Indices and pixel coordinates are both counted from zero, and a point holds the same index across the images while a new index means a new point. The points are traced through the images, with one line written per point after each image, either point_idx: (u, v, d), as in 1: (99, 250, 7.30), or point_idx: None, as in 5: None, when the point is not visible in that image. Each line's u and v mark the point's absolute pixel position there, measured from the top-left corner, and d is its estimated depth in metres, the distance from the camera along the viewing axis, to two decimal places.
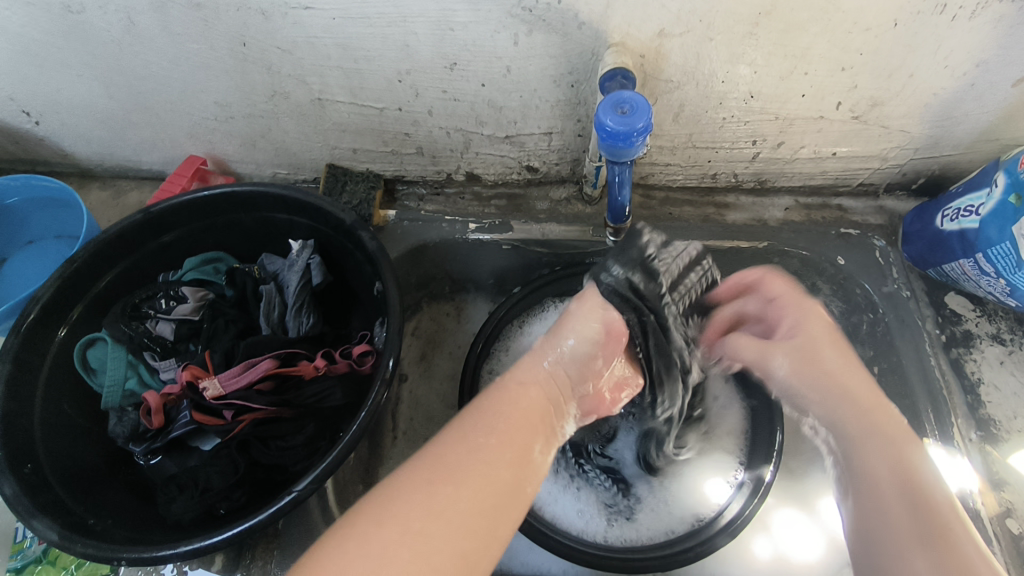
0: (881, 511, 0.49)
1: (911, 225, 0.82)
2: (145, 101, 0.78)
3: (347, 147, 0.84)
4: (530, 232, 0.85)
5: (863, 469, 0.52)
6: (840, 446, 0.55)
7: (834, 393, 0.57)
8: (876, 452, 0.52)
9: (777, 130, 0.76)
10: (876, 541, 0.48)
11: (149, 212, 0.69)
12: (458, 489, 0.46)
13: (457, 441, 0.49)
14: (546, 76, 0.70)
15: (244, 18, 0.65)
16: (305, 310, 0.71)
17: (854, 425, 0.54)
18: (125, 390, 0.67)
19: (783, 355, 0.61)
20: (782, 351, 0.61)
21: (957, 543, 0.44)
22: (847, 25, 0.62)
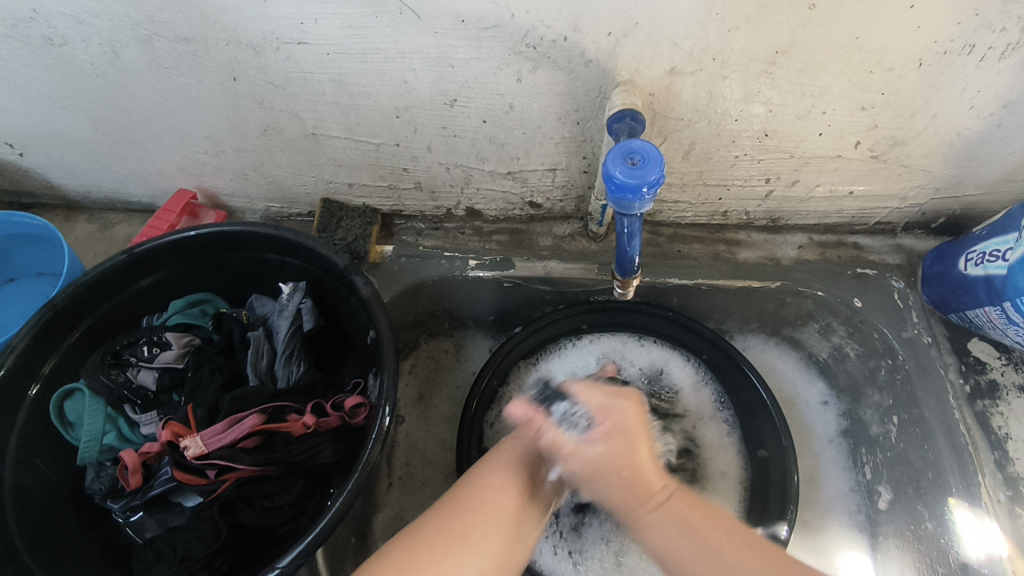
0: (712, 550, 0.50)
1: (931, 265, 0.78)
2: (132, 135, 0.75)
3: (342, 181, 0.81)
4: (533, 269, 0.82)
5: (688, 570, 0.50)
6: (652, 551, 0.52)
7: (676, 524, 0.52)
8: (688, 542, 0.51)
9: (792, 168, 0.73)
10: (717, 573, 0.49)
11: (134, 253, 0.66)
12: (469, 559, 0.51)
13: (472, 492, 0.57)
14: (551, 113, 0.67)
15: (234, 52, 0.62)
16: (295, 358, 0.67)
17: (673, 523, 0.52)
18: (103, 445, 0.63)
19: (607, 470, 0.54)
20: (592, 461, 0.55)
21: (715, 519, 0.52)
22: (869, 65, 0.59)
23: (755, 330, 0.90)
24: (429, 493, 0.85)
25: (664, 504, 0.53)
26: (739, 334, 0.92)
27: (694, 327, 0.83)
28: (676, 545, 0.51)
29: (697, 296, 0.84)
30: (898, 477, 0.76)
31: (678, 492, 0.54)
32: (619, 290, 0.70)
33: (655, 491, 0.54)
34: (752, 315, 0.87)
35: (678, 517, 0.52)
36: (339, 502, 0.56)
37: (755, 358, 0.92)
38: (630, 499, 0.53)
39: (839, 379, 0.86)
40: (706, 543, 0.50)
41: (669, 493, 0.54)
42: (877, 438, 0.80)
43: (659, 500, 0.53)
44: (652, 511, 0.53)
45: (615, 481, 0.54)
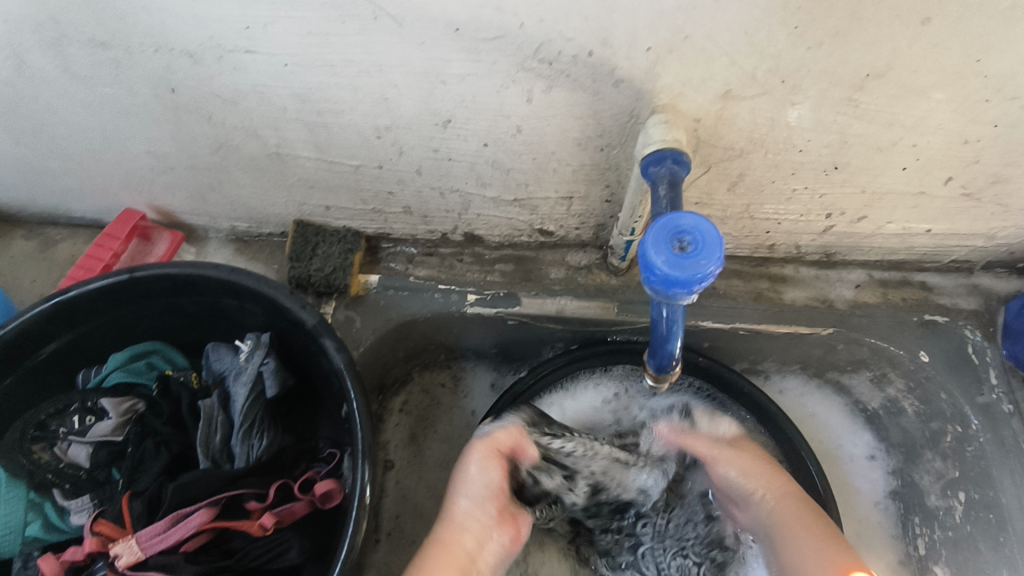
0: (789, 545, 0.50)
1: (1018, 317, 0.66)
2: (61, 148, 0.62)
3: (318, 203, 0.68)
4: (541, 308, 0.70)
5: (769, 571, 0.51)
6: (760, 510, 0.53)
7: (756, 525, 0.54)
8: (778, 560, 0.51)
9: (861, 204, 0.60)
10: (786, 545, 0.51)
11: (58, 303, 0.55)
12: None
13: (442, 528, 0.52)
14: (568, 138, 0.53)
15: (167, 61, 0.49)
16: (256, 431, 0.56)
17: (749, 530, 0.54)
18: (25, 537, 0.53)
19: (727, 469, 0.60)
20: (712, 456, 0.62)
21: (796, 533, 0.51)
22: (986, 93, 0.45)
23: (795, 371, 0.77)
24: (420, 552, 0.76)
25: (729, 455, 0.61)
26: (776, 374, 0.79)
27: (725, 376, 0.72)
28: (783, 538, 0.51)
29: (732, 340, 0.72)
30: (962, 563, 0.67)
31: (789, 492, 0.55)
32: (652, 391, 0.60)
33: (775, 494, 0.55)
34: (794, 357, 0.74)
35: (789, 520, 0.52)
36: None
37: (792, 401, 0.79)
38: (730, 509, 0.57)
39: (891, 434, 0.75)
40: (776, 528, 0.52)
41: (783, 490, 0.55)
42: (936, 511, 0.69)
43: (767, 496, 0.55)
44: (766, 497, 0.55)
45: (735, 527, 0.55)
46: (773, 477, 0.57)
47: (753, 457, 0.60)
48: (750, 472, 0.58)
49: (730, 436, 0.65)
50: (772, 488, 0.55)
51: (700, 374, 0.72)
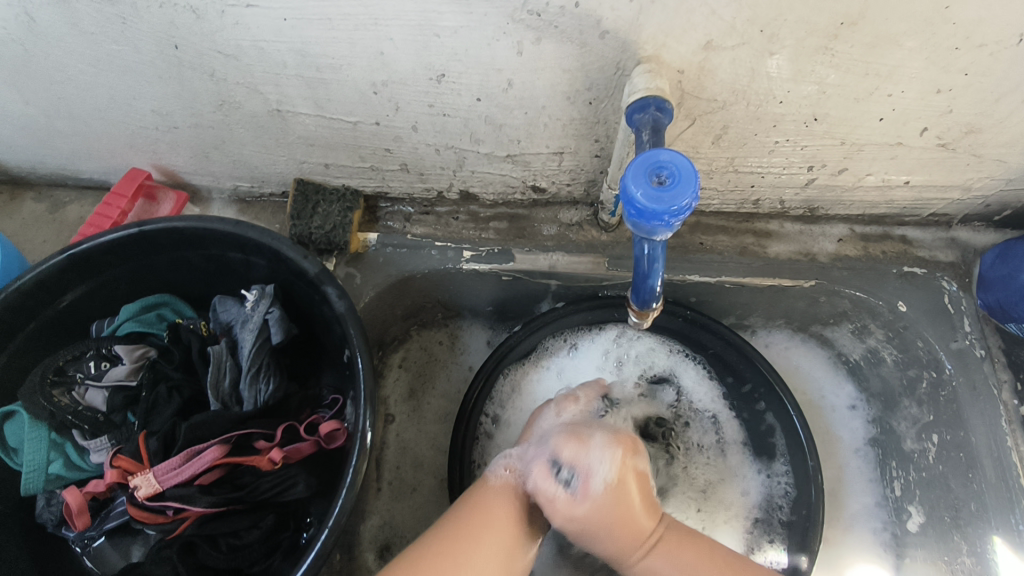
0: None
1: (992, 267, 0.68)
2: (68, 108, 0.64)
3: (317, 162, 0.70)
4: (535, 263, 0.72)
5: None
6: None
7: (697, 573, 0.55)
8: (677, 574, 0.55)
9: (841, 156, 0.62)
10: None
11: (72, 254, 0.57)
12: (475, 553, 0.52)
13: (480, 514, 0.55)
14: (557, 92, 0.56)
15: (170, 16, 0.51)
16: (264, 375, 0.59)
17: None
18: (50, 474, 0.56)
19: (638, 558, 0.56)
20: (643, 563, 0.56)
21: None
22: (956, 40, 0.47)
23: (780, 325, 0.80)
24: (421, 499, 0.80)
25: (662, 538, 0.57)
26: (762, 329, 0.82)
27: (714, 329, 0.73)
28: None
29: (719, 294, 0.74)
30: (934, 501, 0.70)
31: (670, 532, 0.58)
32: (635, 326, 0.63)
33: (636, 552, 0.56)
34: (779, 310, 0.77)
35: (676, 560, 0.55)
36: (314, 552, 0.51)
37: (778, 356, 0.82)
38: (626, 546, 0.56)
39: (871, 384, 0.78)
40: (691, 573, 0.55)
41: (661, 534, 0.57)
42: (911, 454, 0.73)
43: (651, 544, 0.56)
44: (646, 554, 0.56)
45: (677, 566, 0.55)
46: (647, 521, 0.57)
47: (614, 509, 0.55)
48: (598, 524, 0.55)
49: (637, 473, 0.58)
50: (634, 540, 0.56)
51: (689, 327, 0.74)
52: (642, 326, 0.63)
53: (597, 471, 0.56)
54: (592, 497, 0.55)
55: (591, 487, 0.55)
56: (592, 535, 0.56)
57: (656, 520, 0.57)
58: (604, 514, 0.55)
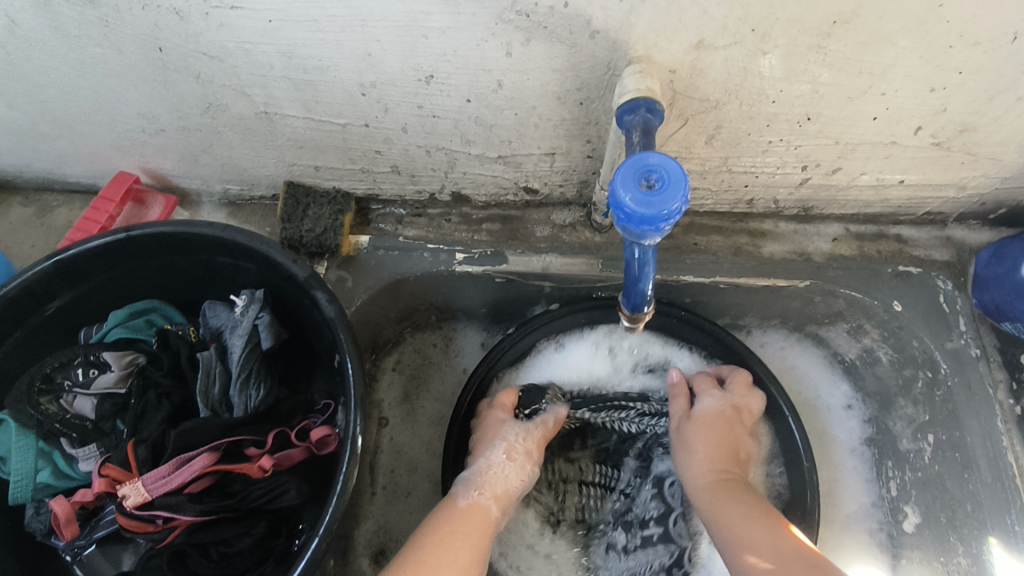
0: (749, 519, 0.56)
1: (987, 266, 0.68)
2: (53, 111, 0.63)
3: (307, 164, 0.70)
4: (528, 265, 0.72)
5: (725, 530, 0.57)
6: (711, 520, 0.59)
7: (739, 508, 0.58)
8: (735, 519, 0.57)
9: (834, 155, 0.61)
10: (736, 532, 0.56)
11: (59, 260, 0.57)
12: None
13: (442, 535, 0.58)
14: (548, 92, 0.55)
15: (154, 18, 0.50)
16: (254, 381, 0.58)
17: (743, 510, 0.58)
18: (37, 483, 0.56)
19: (703, 474, 0.64)
20: (699, 475, 0.64)
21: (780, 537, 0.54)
22: (949, 39, 0.47)
23: (776, 325, 0.80)
24: (416, 503, 0.79)
25: (716, 478, 0.62)
26: (757, 330, 0.81)
27: (708, 329, 0.73)
28: (727, 514, 0.58)
29: (713, 294, 0.74)
30: (930, 501, 0.70)
31: (727, 488, 0.61)
32: (629, 329, 0.63)
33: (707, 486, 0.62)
34: (775, 311, 0.77)
35: (738, 499, 0.59)
36: (305, 560, 0.50)
37: (773, 356, 0.82)
38: (715, 476, 0.63)
39: (867, 384, 0.77)
40: (752, 517, 0.57)
41: (731, 473, 0.63)
42: (907, 454, 0.72)
43: (716, 473, 0.63)
44: (732, 500, 0.59)
45: (737, 501, 0.59)
46: (737, 453, 0.66)
47: (721, 432, 0.66)
48: (693, 437, 0.66)
49: (739, 413, 0.67)
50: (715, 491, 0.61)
51: (684, 327, 0.74)
52: (636, 326, 0.62)
53: (701, 406, 0.68)
54: (693, 447, 0.66)
55: (695, 414, 0.67)
56: (695, 442, 0.66)
57: (738, 466, 0.64)
58: (710, 442, 0.65)
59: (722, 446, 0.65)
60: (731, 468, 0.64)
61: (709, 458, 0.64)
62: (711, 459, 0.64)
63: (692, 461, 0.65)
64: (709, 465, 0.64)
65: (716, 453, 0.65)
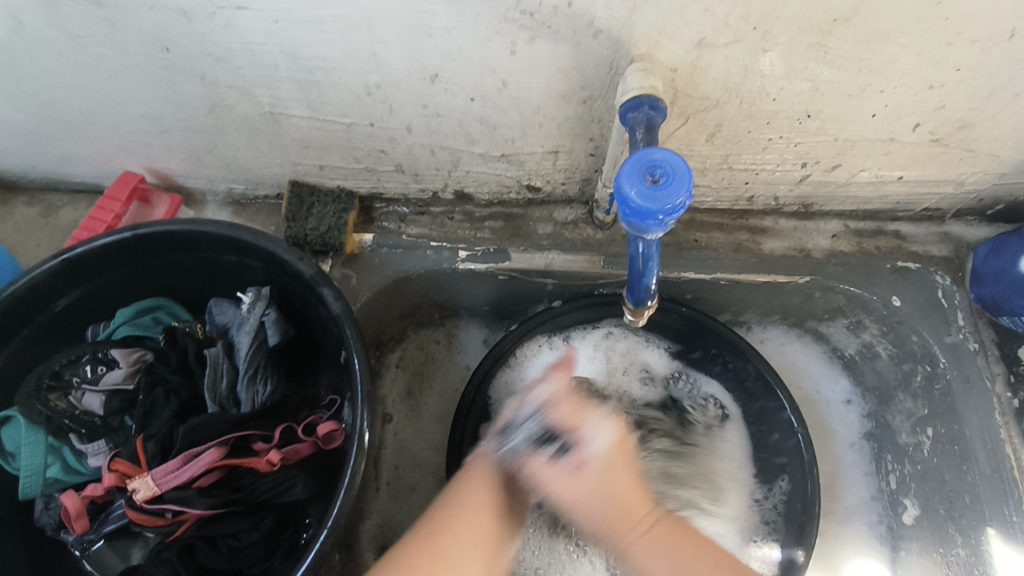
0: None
1: (984, 261, 0.69)
2: (59, 111, 0.64)
3: (311, 163, 0.70)
4: (531, 262, 0.73)
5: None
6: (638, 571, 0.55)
7: (705, 563, 0.53)
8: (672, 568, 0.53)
9: (834, 152, 0.62)
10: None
11: (67, 258, 0.57)
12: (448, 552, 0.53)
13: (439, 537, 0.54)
14: (551, 91, 0.56)
15: (161, 19, 0.51)
16: (261, 377, 0.59)
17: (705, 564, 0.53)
18: (47, 478, 0.56)
19: (635, 529, 0.54)
20: (595, 523, 0.55)
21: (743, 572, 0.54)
22: (947, 37, 0.47)
23: (776, 322, 0.80)
24: (420, 499, 0.80)
25: (653, 535, 0.54)
26: (758, 326, 0.82)
27: (709, 326, 0.74)
28: (656, 566, 0.53)
29: (714, 291, 0.75)
30: (929, 492, 0.70)
31: (662, 521, 0.56)
32: (632, 323, 0.63)
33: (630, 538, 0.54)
34: (775, 307, 0.77)
35: (664, 545, 0.54)
36: (312, 552, 0.51)
37: (773, 352, 0.83)
38: (619, 525, 0.54)
39: (866, 378, 0.78)
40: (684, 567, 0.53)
41: (654, 522, 0.55)
42: (906, 448, 0.73)
43: (641, 528, 0.54)
44: (637, 531, 0.54)
45: (671, 558, 0.53)
46: (641, 509, 0.55)
47: (619, 488, 0.55)
48: (611, 471, 0.55)
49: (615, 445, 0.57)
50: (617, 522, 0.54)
51: (683, 323, 0.75)
52: (639, 321, 0.63)
53: (593, 444, 0.56)
54: (580, 474, 0.54)
55: (586, 458, 0.55)
56: (581, 508, 0.55)
57: (648, 507, 0.56)
58: (600, 501, 0.54)
59: (633, 486, 0.56)
60: (632, 516, 0.55)
61: (637, 543, 0.54)
62: (614, 479, 0.55)
63: (559, 493, 0.56)
64: (636, 525, 0.54)
65: (614, 484, 0.55)
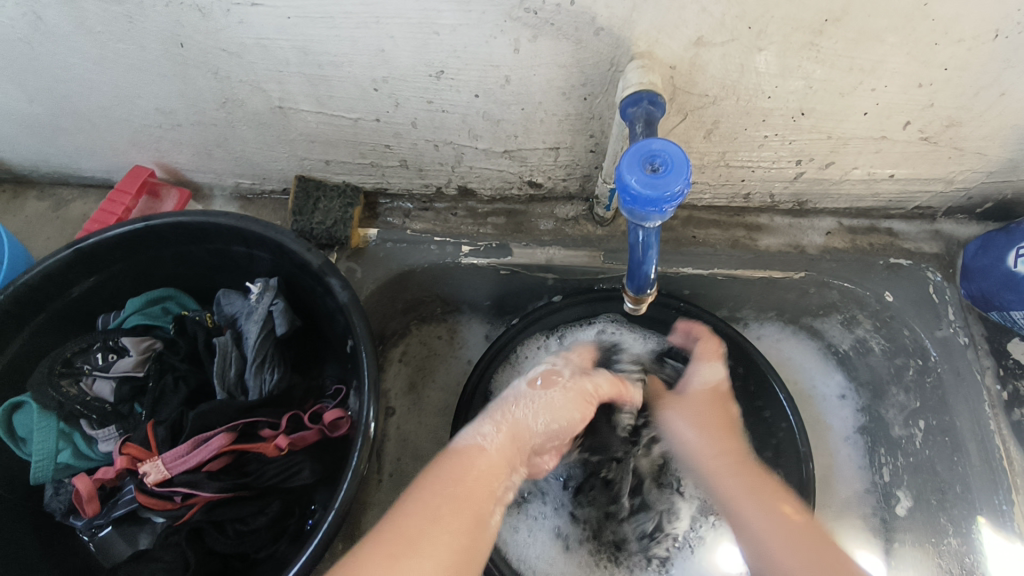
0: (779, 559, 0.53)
1: (974, 257, 0.70)
2: (72, 105, 0.66)
3: (318, 158, 0.72)
4: (532, 257, 0.74)
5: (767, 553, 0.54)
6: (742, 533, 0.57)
7: (805, 542, 0.53)
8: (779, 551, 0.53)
9: (828, 150, 0.64)
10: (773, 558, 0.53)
11: (79, 248, 0.59)
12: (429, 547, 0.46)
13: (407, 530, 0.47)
14: (554, 88, 0.57)
15: (176, 14, 0.52)
16: (269, 365, 0.61)
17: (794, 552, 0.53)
18: (58, 464, 0.57)
19: (752, 516, 0.57)
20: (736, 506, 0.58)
21: (830, 552, 0.52)
22: (934, 36, 0.49)
23: (772, 318, 0.82)
24: None
25: (784, 512, 0.57)
26: (754, 322, 0.84)
27: (707, 321, 0.75)
28: (755, 524, 0.56)
29: (711, 286, 0.76)
30: (920, 484, 0.72)
31: (771, 484, 0.60)
32: (632, 309, 0.65)
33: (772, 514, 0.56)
34: (771, 303, 0.79)
35: (784, 520, 0.56)
36: (320, 533, 0.52)
37: (769, 347, 0.84)
38: (754, 492, 0.59)
39: (860, 373, 0.80)
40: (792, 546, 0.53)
41: (768, 492, 0.59)
42: (899, 440, 0.75)
43: (780, 501, 0.58)
44: (767, 509, 0.57)
45: (784, 531, 0.55)
46: (766, 484, 0.60)
47: (710, 413, 0.67)
48: (721, 473, 0.62)
49: (717, 388, 0.69)
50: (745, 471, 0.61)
51: (683, 320, 0.76)
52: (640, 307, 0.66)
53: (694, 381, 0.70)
54: (681, 400, 0.69)
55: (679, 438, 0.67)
56: (715, 477, 0.62)
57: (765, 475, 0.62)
58: (737, 475, 0.61)
59: (761, 483, 0.60)
60: (770, 486, 0.60)
61: (750, 501, 0.58)
62: (723, 437, 0.65)
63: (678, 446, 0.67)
64: (759, 508, 0.57)
65: (747, 456, 0.63)
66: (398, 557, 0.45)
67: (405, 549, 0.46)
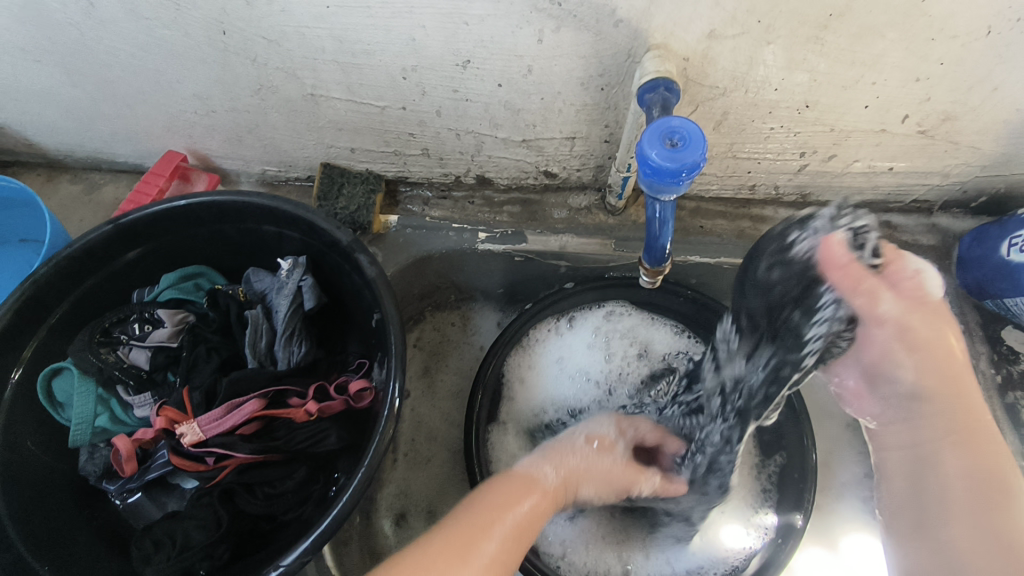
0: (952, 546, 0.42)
1: (969, 248, 0.74)
2: (113, 91, 0.69)
3: (344, 146, 0.75)
4: (546, 244, 0.77)
5: (941, 502, 0.44)
6: (922, 466, 0.45)
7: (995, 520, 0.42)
8: (968, 510, 0.42)
9: (830, 142, 0.67)
10: (926, 525, 0.44)
11: (119, 224, 0.62)
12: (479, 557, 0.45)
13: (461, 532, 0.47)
14: (573, 78, 0.61)
15: (222, 3, 0.56)
16: (297, 338, 0.64)
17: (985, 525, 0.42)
18: (95, 428, 0.60)
19: (943, 456, 0.44)
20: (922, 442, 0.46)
21: None
22: (931, 32, 0.53)
23: None
24: (435, 470, 0.84)
25: (977, 450, 0.44)
26: None
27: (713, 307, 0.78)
28: (948, 472, 0.44)
29: (718, 275, 0.79)
30: None
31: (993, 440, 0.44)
32: (649, 283, 0.67)
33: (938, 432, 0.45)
34: None
35: (978, 454, 0.43)
36: (347, 496, 0.53)
37: None
38: (950, 421, 0.45)
39: None
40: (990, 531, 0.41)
41: (970, 429, 0.44)
42: None
43: (963, 430, 0.44)
44: (959, 442, 0.44)
45: (972, 489, 0.43)
46: (978, 409, 0.45)
47: (931, 327, 0.45)
48: (906, 351, 0.45)
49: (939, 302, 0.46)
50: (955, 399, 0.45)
51: (688, 306, 0.79)
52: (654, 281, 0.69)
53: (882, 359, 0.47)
54: (912, 306, 0.45)
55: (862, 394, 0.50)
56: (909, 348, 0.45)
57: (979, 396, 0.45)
58: (932, 365, 0.45)
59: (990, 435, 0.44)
60: (970, 414, 0.45)
61: (930, 435, 0.45)
62: (957, 387, 0.45)
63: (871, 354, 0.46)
64: (946, 444, 0.44)
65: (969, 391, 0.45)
66: (458, 557, 0.45)
67: (467, 551, 0.45)
